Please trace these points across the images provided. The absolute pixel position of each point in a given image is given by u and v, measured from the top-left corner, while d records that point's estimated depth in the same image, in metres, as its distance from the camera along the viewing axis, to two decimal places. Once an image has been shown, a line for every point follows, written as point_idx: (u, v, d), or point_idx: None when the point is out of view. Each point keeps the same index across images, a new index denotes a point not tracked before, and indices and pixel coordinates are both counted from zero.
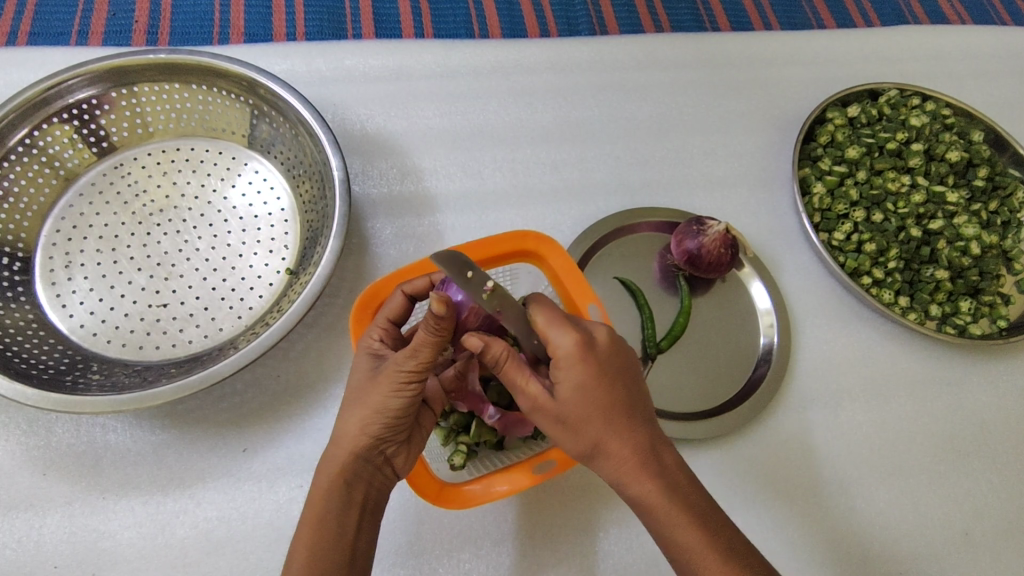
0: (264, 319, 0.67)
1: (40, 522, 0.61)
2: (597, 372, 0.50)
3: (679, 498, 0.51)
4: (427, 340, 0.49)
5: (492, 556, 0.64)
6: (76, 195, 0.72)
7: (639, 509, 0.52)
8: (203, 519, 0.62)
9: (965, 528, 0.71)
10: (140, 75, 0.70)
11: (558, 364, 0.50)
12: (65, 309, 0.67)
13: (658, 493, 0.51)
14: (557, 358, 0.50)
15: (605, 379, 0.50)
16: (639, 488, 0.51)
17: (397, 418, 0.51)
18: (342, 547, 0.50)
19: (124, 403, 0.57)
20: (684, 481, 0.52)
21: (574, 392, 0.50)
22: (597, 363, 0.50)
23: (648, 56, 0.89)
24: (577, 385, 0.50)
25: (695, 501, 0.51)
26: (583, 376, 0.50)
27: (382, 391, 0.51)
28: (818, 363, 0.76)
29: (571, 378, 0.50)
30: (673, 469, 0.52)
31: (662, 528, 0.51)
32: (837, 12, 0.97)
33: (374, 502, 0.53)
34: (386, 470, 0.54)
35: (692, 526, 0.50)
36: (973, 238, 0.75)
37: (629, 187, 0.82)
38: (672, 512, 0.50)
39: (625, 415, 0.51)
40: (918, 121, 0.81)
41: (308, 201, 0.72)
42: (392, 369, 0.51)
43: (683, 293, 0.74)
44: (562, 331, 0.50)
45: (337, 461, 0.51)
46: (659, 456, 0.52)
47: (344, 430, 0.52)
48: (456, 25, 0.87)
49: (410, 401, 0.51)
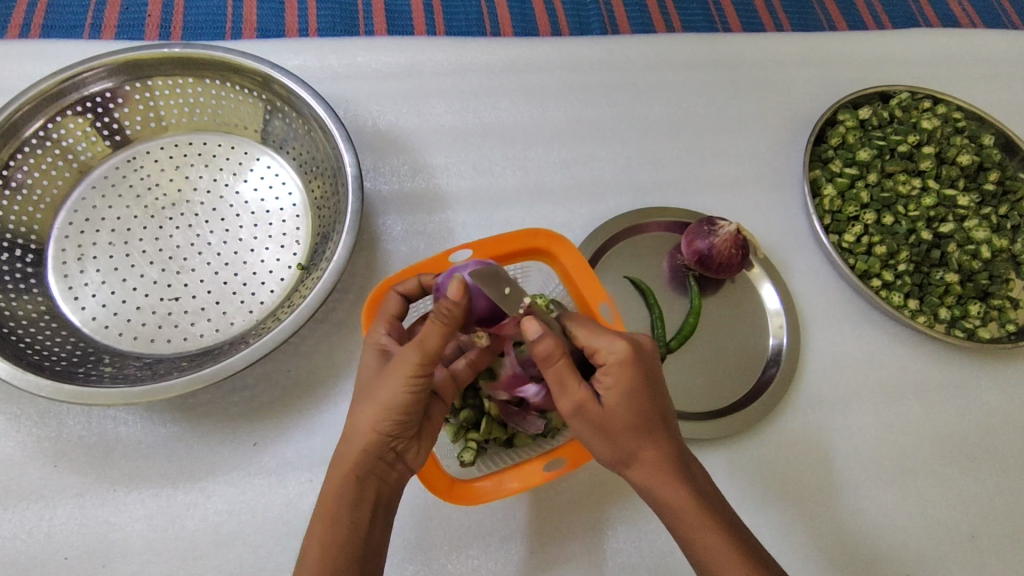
0: (275, 313, 0.67)
1: (51, 513, 0.61)
2: (645, 380, 0.50)
3: (708, 507, 0.52)
4: (433, 328, 0.49)
5: (501, 553, 0.64)
6: (89, 188, 0.72)
7: (668, 517, 0.52)
8: (213, 512, 0.62)
9: (972, 531, 0.71)
10: (154, 69, 0.70)
11: (608, 370, 0.50)
12: (77, 301, 0.67)
13: (689, 499, 0.51)
14: (606, 364, 0.50)
15: (650, 387, 0.51)
16: (672, 494, 0.51)
17: (404, 414, 0.51)
18: (354, 543, 0.50)
19: (136, 395, 0.57)
20: (710, 490, 0.53)
21: (620, 398, 0.50)
22: (644, 372, 0.50)
23: (659, 56, 0.89)
24: (626, 391, 0.50)
25: (721, 510, 0.52)
26: (631, 383, 0.50)
27: (388, 387, 0.50)
28: (827, 364, 0.76)
29: (620, 385, 0.50)
30: (702, 478, 0.53)
31: (690, 535, 0.51)
32: (849, 14, 0.97)
33: (387, 498, 0.53)
34: (400, 466, 0.54)
35: (720, 533, 0.51)
36: (982, 242, 0.76)
37: (639, 187, 0.82)
38: (702, 518, 0.51)
39: (662, 423, 0.52)
40: (929, 124, 0.81)
41: (320, 197, 0.73)
42: (396, 365, 0.50)
43: (693, 293, 0.74)
44: (613, 339, 0.50)
45: (350, 457, 0.51)
46: (691, 465, 0.53)
47: (355, 426, 0.52)
48: (468, 22, 0.87)
49: (417, 396, 0.51)
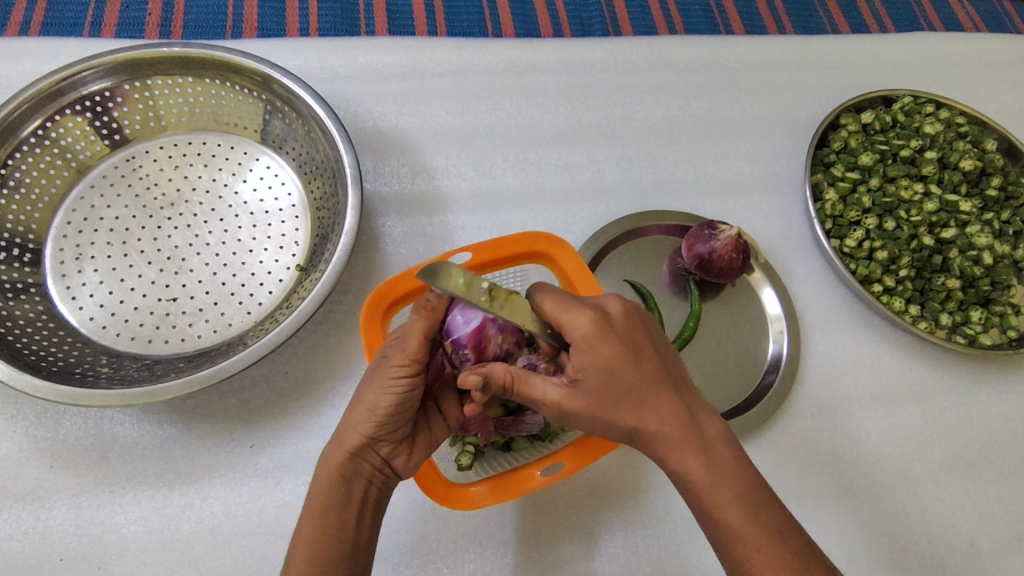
0: (273, 315, 0.67)
1: (46, 514, 0.61)
2: (621, 349, 0.50)
3: (724, 474, 0.50)
4: (418, 327, 0.51)
5: (497, 558, 0.63)
6: (86, 187, 0.72)
7: (682, 489, 0.52)
8: (208, 514, 0.62)
9: (971, 538, 0.70)
10: (153, 68, 0.70)
11: (578, 348, 0.50)
12: (74, 301, 0.66)
13: (700, 467, 0.50)
14: (575, 339, 0.50)
15: (632, 352, 0.50)
16: (681, 466, 0.51)
17: (390, 417, 0.51)
18: (341, 544, 0.50)
19: (132, 397, 0.56)
20: (727, 453, 0.51)
21: (599, 373, 0.50)
22: (620, 340, 0.50)
23: (661, 59, 0.89)
24: (600, 365, 0.50)
25: (738, 473, 0.51)
26: (605, 354, 0.50)
27: (374, 388, 0.50)
28: (827, 370, 0.75)
29: (596, 359, 0.50)
30: (716, 439, 0.51)
31: (708, 505, 0.50)
32: (852, 17, 0.96)
33: (375, 501, 0.52)
34: (388, 469, 0.53)
35: (735, 501, 0.50)
36: (985, 248, 0.75)
37: (640, 190, 0.81)
38: (715, 489, 0.50)
39: (659, 386, 0.51)
40: (932, 129, 0.80)
41: (319, 198, 0.72)
42: (384, 366, 0.51)
43: (693, 297, 0.74)
44: (578, 312, 0.50)
45: (335, 460, 0.51)
46: (701, 428, 0.51)
47: (342, 429, 0.51)
48: (470, 23, 0.87)
49: (404, 399, 0.51)
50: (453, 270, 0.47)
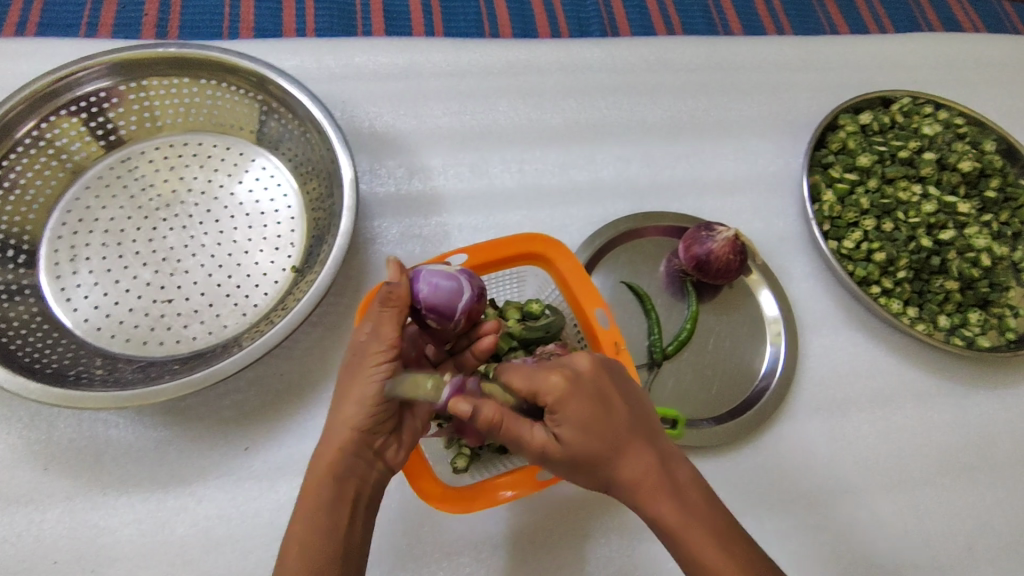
0: (268, 317, 0.67)
1: (40, 517, 0.61)
2: (594, 405, 0.49)
3: (698, 517, 0.50)
4: (389, 317, 0.51)
5: (493, 561, 0.63)
6: (82, 188, 0.72)
7: (659, 533, 0.51)
8: (203, 517, 0.62)
9: (968, 541, 0.70)
10: (148, 69, 0.70)
11: (553, 407, 0.49)
12: (69, 302, 0.66)
13: (674, 512, 0.50)
14: (551, 402, 0.49)
15: (604, 405, 0.50)
16: (657, 511, 0.51)
17: (378, 408, 0.50)
18: (334, 543, 0.49)
19: (127, 399, 0.56)
20: (698, 498, 0.51)
21: (575, 432, 0.49)
22: (592, 396, 0.49)
23: (659, 59, 0.89)
24: (577, 422, 0.49)
25: (711, 516, 0.51)
26: (581, 412, 0.49)
27: (359, 381, 0.50)
28: (824, 372, 0.75)
29: (573, 420, 0.49)
30: (686, 485, 0.52)
31: (686, 549, 0.50)
32: (851, 18, 0.96)
33: (367, 498, 0.52)
34: (380, 464, 0.53)
35: (712, 544, 0.50)
36: (983, 250, 0.75)
37: (637, 191, 0.81)
38: (691, 533, 0.50)
39: (631, 435, 0.51)
40: (930, 130, 0.80)
41: (315, 200, 0.72)
42: (366, 357, 0.50)
43: (691, 299, 0.73)
44: (550, 375, 0.49)
45: (327, 457, 0.50)
46: (672, 474, 0.51)
47: (333, 425, 0.51)
48: (467, 23, 0.86)
49: (392, 387, 0.50)
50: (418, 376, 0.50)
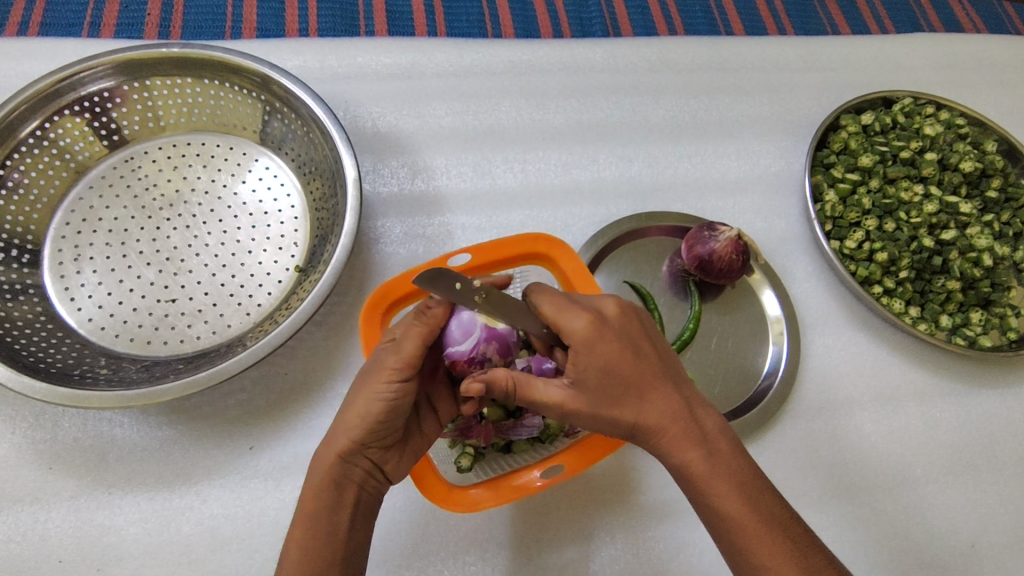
0: (273, 316, 0.67)
1: (45, 516, 0.61)
2: (619, 350, 0.50)
3: (721, 465, 0.51)
4: (416, 333, 0.51)
5: (497, 560, 0.63)
6: (85, 188, 0.72)
7: (682, 480, 0.52)
8: (208, 516, 0.62)
9: (971, 540, 0.70)
10: (151, 69, 0.70)
11: (578, 348, 0.49)
12: (73, 302, 0.66)
13: (699, 460, 0.51)
14: (574, 342, 0.49)
15: (630, 349, 0.50)
16: (681, 458, 0.51)
17: (381, 423, 0.50)
18: (332, 547, 0.49)
19: (131, 399, 0.56)
20: (722, 447, 0.52)
21: (596, 374, 0.50)
22: (618, 339, 0.50)
23: (661, 59, 0.89)
24: (601, 363, 0.49)
25: (735, 466, 0.51)
26: (603, 355, 0.49)
27: (368, 392, 0.50)
28: (827, 371, 0.75)
29: (594, 360, 0.49)
30: (714, 433, 0.52)
31: (707, 496, 0.51)
32: (852, 18, 0.96)
33: (366, 504, 0.52)
34: (378, 474, 0.53)
35: (734, 493, 0.50)
36: (985, 250, 0.75)
37: (640, 191, 0.81)
38: (712, 481, 0.50)
39: (654, 380, 0.51)
40: (932, 130, 0.80)
41: (318, 199, 0.72)
42: (375, 371, 0.50)
43: (693, 299, 0.74)
44: (575, 315, 0.50)
45: (324, 463, 0.50)
46: (698, 422, 0.52)
47: (333, 432, 0.51)
48: (470, 24, 0.87)
49: (396, 404, 0.50)
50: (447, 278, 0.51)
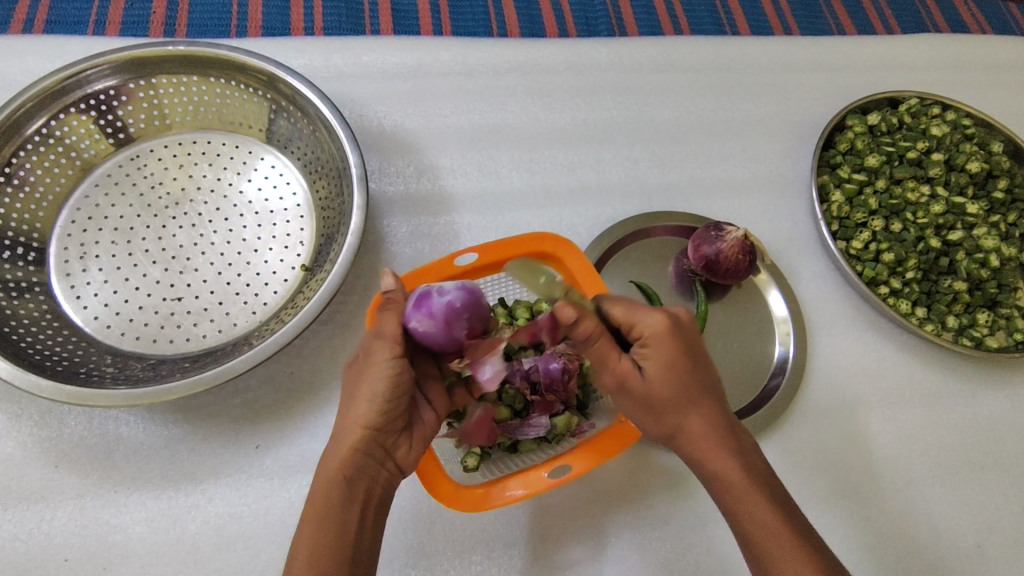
0: (278, 316, 0.67)
1: (50, 515, 0.60)
2: (683, 352, 0.53)
3: (756, 476, 0.53)
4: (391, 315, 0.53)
5: (504, 559, 0.63)
6: (91, 186, 0.71)
7: (716, 484, 0.53)
8: (214, 515, 0.62)
9: (978, 541, 0.70)
10: (158, 67, 0.70)
11: (647, 342, 0.53)
12: (79, 301, 0.66)
13: (735, 468, 0.53)
14: (644, 336, 0.53)
15: (690, 355, 0.53)
16: (719, 464, 0.53)
17: (388, 404, 0.51)
18: (344, 543, 0.49)
19: (137, 397, 0.56)
20: (758, 463, 0.54)
21: (657, 369, 0.53)
22: (685, 342, 0.53)
23: (667, 59, 0.89)
24: (665, 360, 0.52)
25: (769, 482, 0.53)
26: (670, 353, 0.52)
27: (368, 378, 0.51)
28: (834, 372, 0.75)
29: (659, 355, 0.52)
30: (751, 449, 0.54)
31: (737, 502, 0.52)
32: (858, 19, 0.96)
33: (377, 499, 0.52)
34: (390, 465, 0.53)
35: (767, 505, 0.51)
36: (992, 251, 0.76)
37: (646, 190, 0.81)
38: (748, 490, 0.52)
39: (705, 390, 0.54)
40: (938, 131, 0.80)
41: (325, 199, 0.72)
42: (371, 357, 0.52)
43: (700, 299, 0.73)
44: (652, 312, 0.53)
45: (338, 457, 0.51)
46: (738, 437, 0.54)
47: (343, 425, 0.52)
48: (475, 22, 0.86)
49: (398, 381, 0.51)
50: (540, 269, 0.61)
